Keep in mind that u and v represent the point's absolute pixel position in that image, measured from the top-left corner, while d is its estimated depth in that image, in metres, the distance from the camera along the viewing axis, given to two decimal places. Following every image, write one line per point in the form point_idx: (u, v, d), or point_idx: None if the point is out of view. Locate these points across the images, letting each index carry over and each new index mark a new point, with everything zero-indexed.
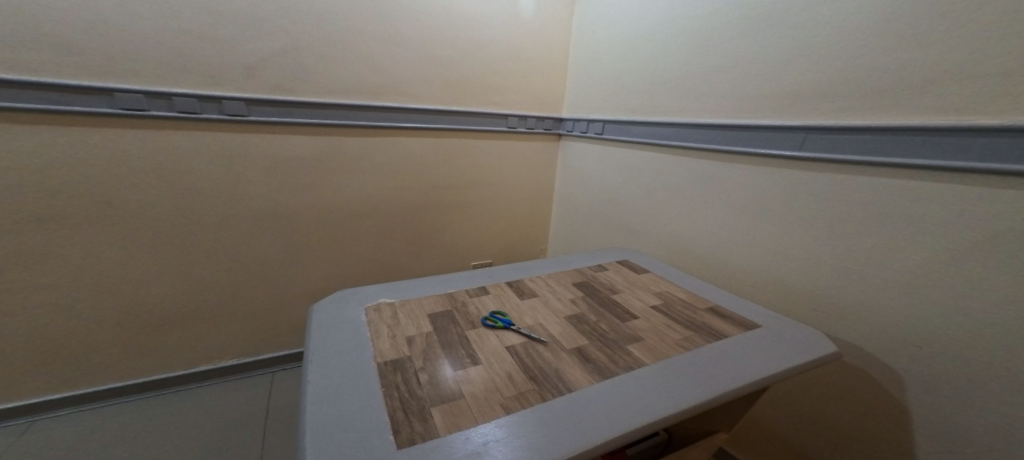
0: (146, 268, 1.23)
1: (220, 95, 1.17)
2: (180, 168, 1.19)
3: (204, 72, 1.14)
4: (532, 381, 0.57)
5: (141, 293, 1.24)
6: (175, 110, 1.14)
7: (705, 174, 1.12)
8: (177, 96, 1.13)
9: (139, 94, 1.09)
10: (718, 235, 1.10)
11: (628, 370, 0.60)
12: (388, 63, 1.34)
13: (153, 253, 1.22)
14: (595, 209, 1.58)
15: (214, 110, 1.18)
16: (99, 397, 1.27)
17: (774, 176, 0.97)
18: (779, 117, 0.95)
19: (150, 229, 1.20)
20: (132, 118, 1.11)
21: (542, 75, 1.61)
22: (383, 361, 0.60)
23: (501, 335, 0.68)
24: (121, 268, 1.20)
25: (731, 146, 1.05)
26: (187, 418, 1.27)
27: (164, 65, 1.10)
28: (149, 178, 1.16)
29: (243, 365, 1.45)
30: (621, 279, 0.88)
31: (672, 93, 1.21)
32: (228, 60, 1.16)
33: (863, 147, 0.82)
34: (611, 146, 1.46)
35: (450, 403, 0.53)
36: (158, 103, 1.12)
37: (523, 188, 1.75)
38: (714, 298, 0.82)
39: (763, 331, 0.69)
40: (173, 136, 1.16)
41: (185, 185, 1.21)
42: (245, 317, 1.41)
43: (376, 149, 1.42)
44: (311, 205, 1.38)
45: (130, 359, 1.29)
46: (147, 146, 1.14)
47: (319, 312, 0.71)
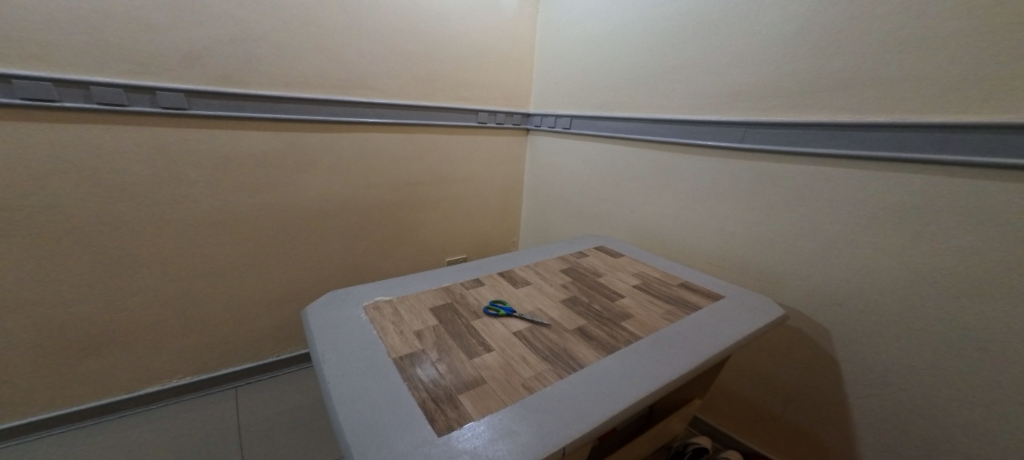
0: (71, 283, 1.08)
1: (153, 86, 1.05)
2: (110, 168, 1.06)
3: (133, 59, 1.03)
4: (545, 361, 0.63)
5: (65, 310, 1.10)
6: (93, 101, 1.01)
7: (666, 166, 1.23)
8: (96, 85, 1.00)
9: (47, 82, 0.95)
10: (679, 221, 1.22)
11: (627, 344, 0.67)
12: (353, 56, 1.29)
13: (77, 265, 1.08)
14: (564, 201, 1.65)
15: (145, 102, 1.07)
16: (22, 432, 1.11)
17: (722, 165, 1.10)
18: (725, 114, 1.08)
19: (75, 238, 1.06)
20: (42, 111, 0.96)
21: (510, 71, 1.65)
22: (398, 356, 0.62)
23: (506, 321, 0.72)
24: (39, 284, 1.05)
25: (687, 139, 1.16)
26: (141, 445, 1.16)
27: (85, 52, 0.98)
28: (71, 180, 1.03)
29: (201, 382, 1.34)
30: (602, 263, 0.96)
31: (633, 90, 1.30)
32: (165, 47, 1.05)
33: (795, 139, 0.96)
34: (579, 140, 1.54)
35: (476, 388, 0.57)
36: (71, 92, 0.98)
37: (492, 182, 1.78)
38: (683, 274, 0.92)
39: (730, 300, 0.80)
40: (99, 131, 1.03)
41: (115, 186, 1.08)
42: (201, 330, 1.30)
43: (340, 145, 1.37)
44: (270, 206, 1.30)
45: (61, 386, 1.14)
46: (65, 143, 1.00)
47: (317, 314, 0.71)
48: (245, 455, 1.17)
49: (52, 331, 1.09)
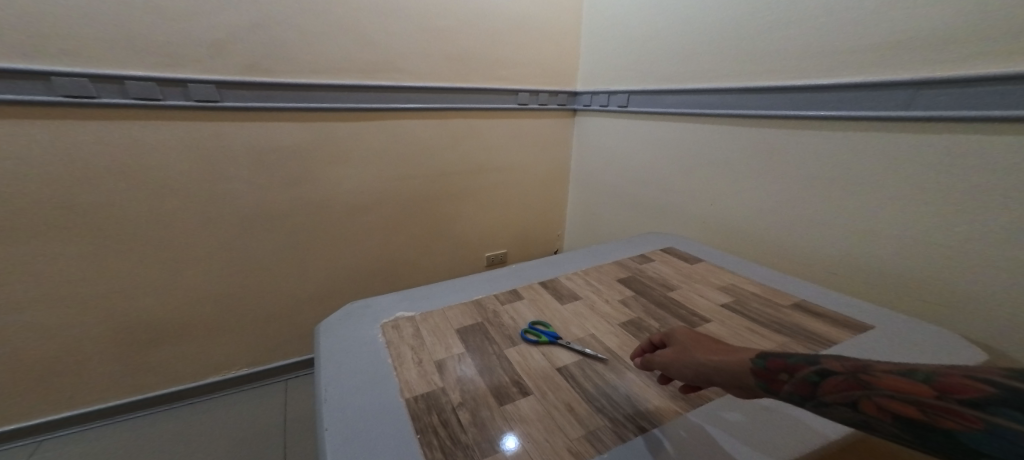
0: (122, 280, 1.08)
1: (184, 78, 1.00)
2: (151, 164, 1.03)
3: (160, 50, 0.97)
4: (601, 415, 0.47)
5: (117, 308, 1.09)
6: (130, 97, 0.97)
7: (752, 147, 0.99)
8: (131, 80, 0.96)
9: (84, 78, 0.92)
10: (770, 216, 0.97)
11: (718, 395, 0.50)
12: (381, 35, 1.18)
13: (126, 263, 1.07)
14: (618, 190, 1.45)
15: (178, 96, 1.02)
16: (92, 418, 1.14)
17: (840, 140, 0.82)
18: (862, 74, 0.78)
19: (120, 236, 1.05)
20: (81, 108, 0.93)
21: (555, 43, 1.46)
22: (412, 397, 0.49)
23: (548, 350, 0.57)
24: (94, 282, 1.04)
25: (795, 111, 0.89)
26: (195, 436, 1.14)
27: (115, 44, 0.93)
28: (115, 177, 1.00)
29: (250, 376, 1.32)
30: (672, 272, 0.78)
31: (709, 55, 1.06)
32: (192, 36, 0.99)
33: (992, 100, 0.64)
34: (637, 119, 1.32)
35: (509, 439, 0.44)
36: (108, 88, 0.95)
37: (536, 170, 1.62)
38: (788, 288, 0.71)
39: (876, 333, 0.59)
40: (137, 127, 0.99)
41: (155, 184, 1.05)
42: (246, 325, 1.27)
43: (373, 135, 1.27)
44: (305, 201, 1.24)
45: (122, 378, 1.15)
46: (106, 140, 0.97)
47: (328, 335, 0.60)
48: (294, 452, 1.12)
49: (108, 328, 1.09)
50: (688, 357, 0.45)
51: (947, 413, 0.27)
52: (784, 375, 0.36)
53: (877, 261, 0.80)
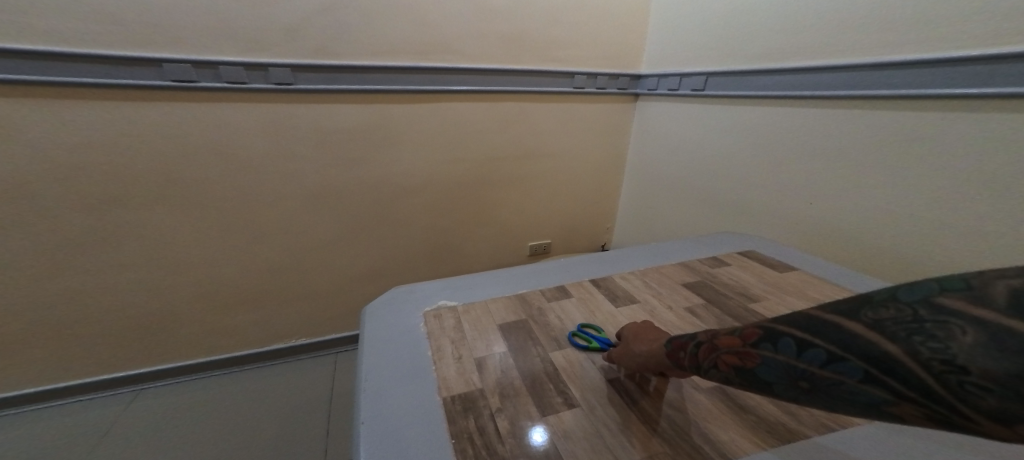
0: (201, 250, 1.14)
1: (266, 62, 1.03)
2: (237, 144, 1.08)
3: (246, 35, 1.00)
4: (661, 440, 0.41)
5: (197, 277, 1.16)
6: (224, 81, 1.01)
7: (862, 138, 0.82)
8: (224, 65, 1.00)
9: (187, 64, 0.97)
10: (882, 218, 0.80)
11: (818, 431, 0.42)
12: (437, 15, 1.14)
13: (207, 235, 1.13)
14: (683, 182, 1.32)
15: (262, 80, 1.05)
16: (169, 374, 1.22)
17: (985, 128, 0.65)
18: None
19: (203, 211, 1.10)
20: (184, 92, 0.99)
21: (619, 23, 1.35)
22: (449, 397, 0.46)
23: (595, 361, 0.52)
24: (178, 251, 1.12)
25: (926, 90, 0.71)
26: (254, 399, 1.19)
27: (208, 30, 0.96)
28: (209, 156, 1.06)
29: (304, 347, 1.37)
30: (755, 280, 0.69)
31: (803, 28, 0.91)
32: (271, 20, 1.00)
33: None
34: (711, 104, 1.17)
35: (551, 436, 0.41)
36: (206, 73, 0.99)
37: (589, 158, 1.53)
38: None
39: None
40: (225, 109, 1.04)
41: (239, 163, 1.10)
42: (303, 299, 1.32)
43: (425, 118, 1.25)
44: (362, 182, 1.25)
45: (196, 340, 1.23)
46: (201, 121, 1.03)
47: (372, 320, 0.58)
48: (340, 424, 1.13)
49: (190, 295, 1.17)
50: (626, 349, 0.48)
51: (753, 357, 0.31)
52: (680, 353, 0.40)
53: None
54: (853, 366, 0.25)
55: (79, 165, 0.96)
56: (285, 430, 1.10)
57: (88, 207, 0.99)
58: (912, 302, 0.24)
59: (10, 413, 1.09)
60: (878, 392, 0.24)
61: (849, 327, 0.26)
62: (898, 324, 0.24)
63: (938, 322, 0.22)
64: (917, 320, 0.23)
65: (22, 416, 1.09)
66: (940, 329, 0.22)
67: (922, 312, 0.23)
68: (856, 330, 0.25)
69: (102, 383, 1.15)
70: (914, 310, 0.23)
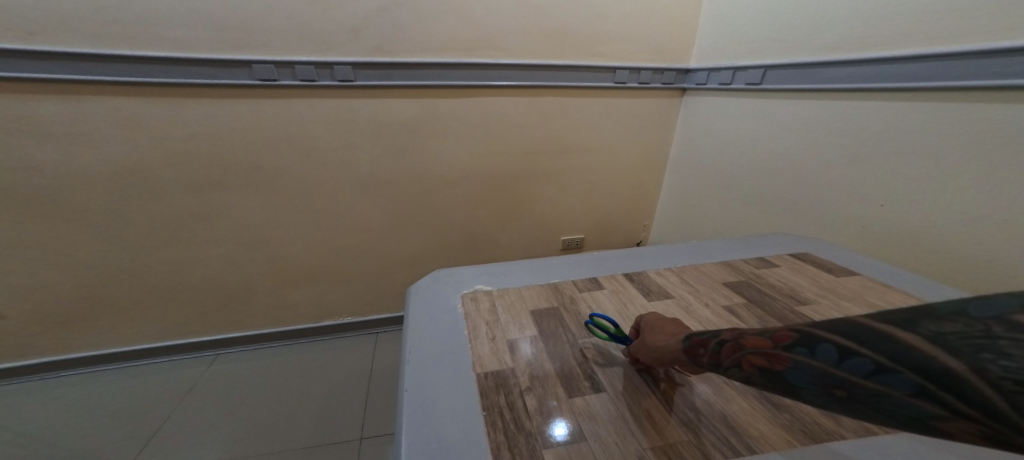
0: (267, 233, 1.25)
1: (332, 61, 1.11)
2: (304, 137, 1.17)
3: (316, 36, 1.08)
4: (687, 429, 0.41)
5: (263, 257, 1.28)
6: (298, 79, 1.10)
7: (944, 135, 0.74)
8: (299, 64, 1.09)
9: (271, 65, 1.07)
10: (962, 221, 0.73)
11: (858, 435, 0.41)
12: (484, 12, 1.17)
13: (273, 219, 1.24)
14: (730, 180, 1.27)
15: (328, 77, 1.13)
16: (235, 343, 1.35)
17: None
18: None
19: (271, 198, 1.21)
20: (266, 89, 1.09)
21: (668, 14, 1.30)
22: (482, 373, 0.49)
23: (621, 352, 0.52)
24: (249, 232, 1.23)
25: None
26: (305, 371, 1.30)
27: (286, 32, 1.05)
28: (281, 147, 1.16)
29: (351, 325, 1.46)
30: (803, 282, 0.66)
31: (872, 13, 0.84)
32: (337, 20, 1.08)
33: None
34: (765, 98, 1.11)
35: (575, 415, 0.43)
36: (284, 72, 1.09)
37: (630, 154, 1.51)
38: None
39: None
40: (296, 104, 1.13)
41: (305, 154, 1.19)
42: (353, 280, 1.41)
43: (467, 111, 1.28)
44: (410, 173, 1.31)
45: (259, 313, 1.35)
46: (275, 115, 1.12)
47: (416, 299, 0.63)
48: (379, 401, 1.20)
49: (256, 273, 1.29)
50: (648, 339, 0.48)
51: (786, 361, 0.32)
52: (697, 349, 0.41)
53: None
54: (906, 379, 0.26)
55: (174, 153, 1.08)
56: (332, 400, 1.19)
57: (178, 190, 1.12)
58: (983, 319, 0.26)
59: (112, 368, 1.26)
60: (928, 404, 0.26)
61: (906, 339, 0.27)
62: (965, 338, 0.25)
63: (1012, 339, 0.24)
64: (989, 335, 0.24)
65: (119, 370, 1.25)
66: (1013, 346, 0.24)
67: (994, 329, 0.25)
68: (916, 342, 0.27)
69: (181, 347, 1.30)
70: (986, 327, 0.25)
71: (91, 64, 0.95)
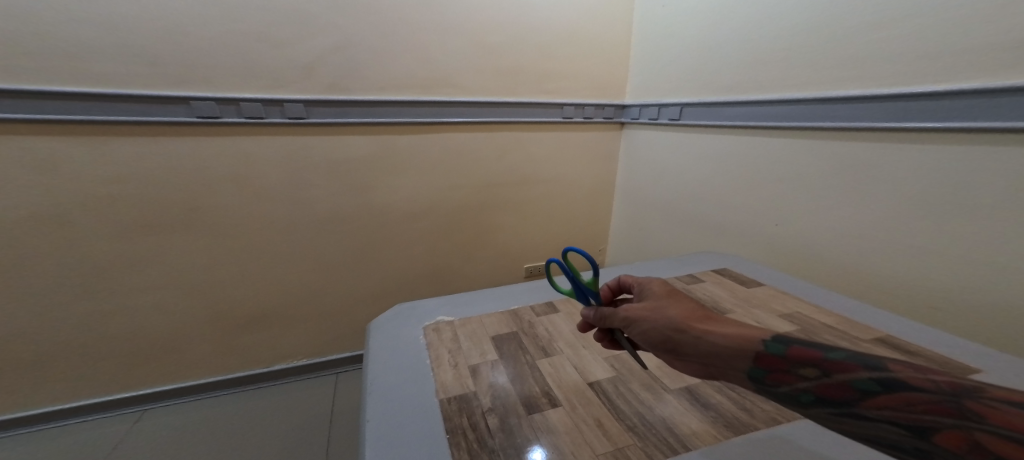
0: (210, 273, 1.20)
1: (282, 98, 1.12)
2: (250, 174, 1.16)
3: (265, 75, 1.10)
4: (632, 433, 0.46)
5: (208, 300, 1.22)
6: (243, 116, 1.10)
7: (822, 162, 0.88)
8: (244, 101, 1.09)
9: (212, 101, 1.06)
10: (846, 236, 0.86)
11: (769, 425, 0.47)
12: (439, 53, 1.24)
13: (219, 259, 1.20)
14: (668, 205, 1.39)
15: (277, 114, 1.14)
16: (175, 394, 1.26)
17: (922, 155, 0.73)
18: (961, 81, 0.67)
19: (217, 236, 1.17)
20: (206, 126, 1.08)
21: (604, 57, 1.45)
22: (446, 398, 0.51)
23: (610, 310, 0.48)
24: (192, 273, 1.18)
25: (877, 120, 0.79)
26: (255, 419, 1.23)
27: (231, 71, 1.06)
28: (227, 185, 1.14)
29: (307, 367, 1.40)
30: (727, 295, 0.75)
31: (767, 63, 0.99)
32: (287, 60, 1.10)
33: None
34: (691, 131, 1.25)
35: (534, 431, 0.46)
36: (228, 109, 1.08)
37: (581, 183, 1.61)
38: (875, 321, 0.65)
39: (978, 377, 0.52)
40: (243, 141, 1.12)
41: (254, 191, 1.18)
42: (309, 319, 1.37)
43: (425, 146, 1.33)
44: (367, 208, 1.32)
45: (204, 359, 1.27)
46: (220, 153, 1.11)
47: (377, 333, 0.64)
48: (336, 444, 1.15)
49: (199, 316, 1.22)
50: (665, 316, 0.44)
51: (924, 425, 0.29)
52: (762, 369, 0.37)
53: (974, 293, 0.69)
54: None
55: (109, 195, 1.04)
56: (286, 448, 1.13)
57: (112, 232, 1.07)
58: None
59: (28, 432, 1.14)
60: None
61: None
62: None
63: None
64: None
65: (37, 434, 1.13)
66: None
67: None
68: None
69: (112, 403, 1.19)
70: None
71: (12, 100, 0.91)
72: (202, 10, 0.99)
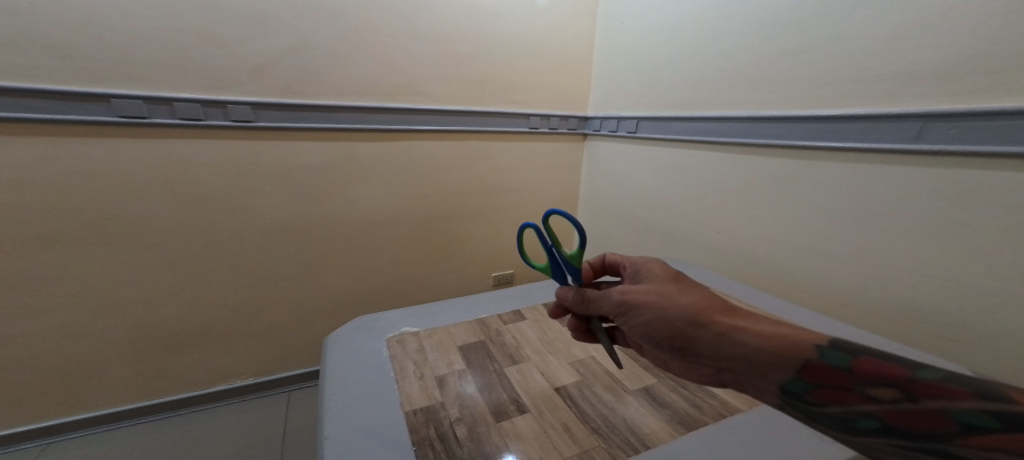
0: (141, 286, 1.11)
1: (226, 99, 1.06)
2: (187, 180, 1.08)
3: (206, 75, 1.03)
4: (597, 435, 0.48)
5: (139, 316, 1.13)
6: (177, 117, 1.03)
7: (760, 175, 0.96)
8: (179, 101, 1.02)
9: (140, 100, 0.98)
10: (781, 245, 0.93)
11: (718, 420, 0.51)
12: (404, 60, 1.24)
13: (153, 271, 1.11)
14: (626, 214, 1.44)
15: (219, 116, 1.07)
16: (102, 421, 1.16)
17: (839, 171, 0.81)
18: (870, 106, 0.76)
19: (151, 247, 1.09)
20: (132, 127, 1.00)
21: (568, 70, 1.51)
22: (412, 410, 0.51)
23: (599, 292, 0.49)
24: (120, 286, 1.09)
25: (805, 139, 0.87)
26: (195, 444, 1.14)
27: (166, 69, 0.99)
28: (162, 192, 1.06)
29: (255, 386, 1.32)
30: None
31: (713, 84, 1.07)
32: (233, 61, 1.05)
33: (1002, 134, 0.61)
34: (647, 144, 1.31)
35: (502, 438, 0.47)
36: (159, 109, 1.01)
37: (546, 192, 1.64)
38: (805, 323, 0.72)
39: None
40: (180, 145, 1.05)
41: (192, 198, 1.10)
42: (258, 336, 1.29)
43: (390, 155, 1.31)
44: (322, 217, 1.27)
45: (136, 381, 1.17)
46: (153, 157, 1.03)
47: (336, 348, 0.62)
48: None
49: (128, 334, 1.13)
50: (677, 303, 0.45)
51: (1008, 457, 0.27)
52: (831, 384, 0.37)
53: (888, 296, 0.76)
54: None
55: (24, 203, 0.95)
56: None
57: (26, 244, 0.97)
58: None
59: None
60: None
61: None
62: None
63: None
64: None
65: None
66: None
67: None
68: None
69: (26, 433, 1.08)
70: None
71: None
72: (133, 4, 0.93)
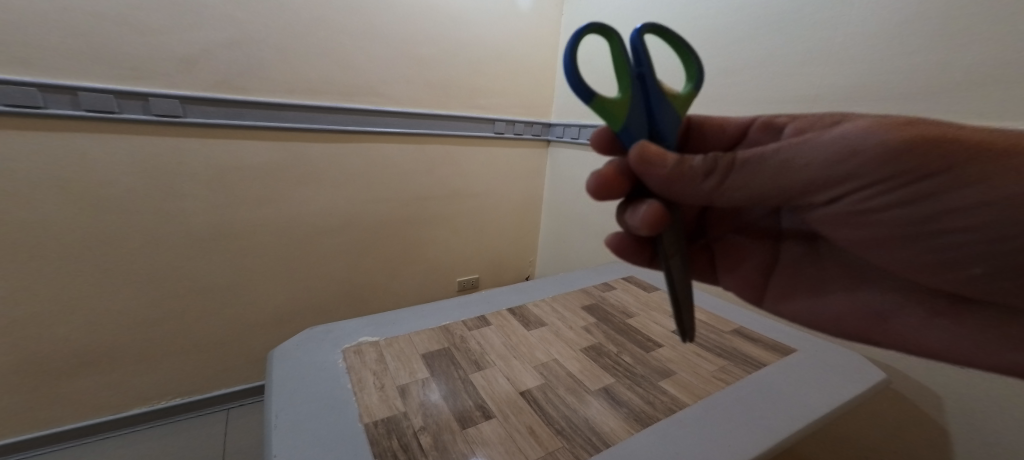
0: (39, 301, 0.97)
1: (145, 92, 0.96)
2: (98, 180, 0.96)
3: (122, 64, 0.93)
4: (561, 436, 0.49)
5: (36, 335, 0.99)
6: (81, 108, 0.91)
7: None
8: (83, 91, 0.90)
9: (32, 87, 0.86)
10: None
11: (670, 415, 0.54)
12: (363, 59, 1.20)
13: (54, 283, 0.98)
14: (586, 220, 1.50)
15: (137, 109, 0.97)
16: None
17: None
18: None
19: (51, 256, 0.96)
20: (21, 117, 0.86)
21: (531, 76, 1.53)
22: (371, 422, 0.49)
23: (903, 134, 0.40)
24: (11, 302, 0.95)
25: None
26: None
27: (66, 54, 0.87)
28: (62, 193, 0.94)
29: (187, 405, 1.22)
30: (633, 300, 0.88)
31: None
32: (157, 50, 0.96)
33: None
34: None
35: (466, 446, 0.47)
36: (58, 98, 0.88)
37: (510, 198, 1.66)
38: (737, 318, 0.84)
39: (798, 358, 0.70)
40: (87, 141, 0.93)
41: (104, 201, 0.98)
42: (191, 351, 1.19)
43: (345, 157, 1.27)
44: (267, 222, 1.20)
45: (37, 408, 1.04)
46: (51, 153, 0.91)
47: (285, 362, 0.59)
48: None
49: (24, 355, 0.99)
50: None
51: None
52: None
53: None
54: None
55: None
56: None
57: None
58: None
59: None
60: None
61: None
62: None
63: None
64: None
65: None
66: None
67: None
68: None
69: None
70: None
71: None
72: None
